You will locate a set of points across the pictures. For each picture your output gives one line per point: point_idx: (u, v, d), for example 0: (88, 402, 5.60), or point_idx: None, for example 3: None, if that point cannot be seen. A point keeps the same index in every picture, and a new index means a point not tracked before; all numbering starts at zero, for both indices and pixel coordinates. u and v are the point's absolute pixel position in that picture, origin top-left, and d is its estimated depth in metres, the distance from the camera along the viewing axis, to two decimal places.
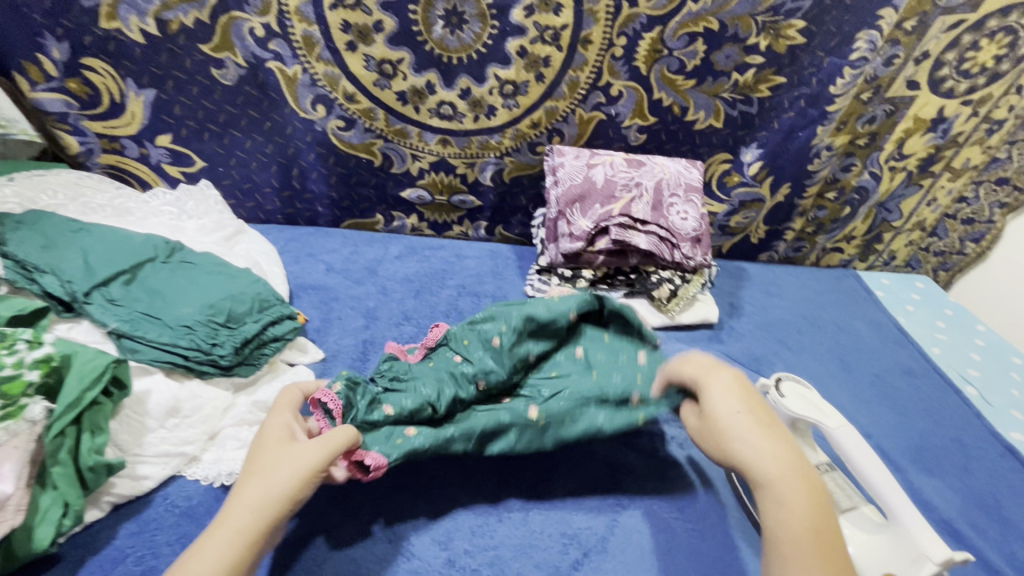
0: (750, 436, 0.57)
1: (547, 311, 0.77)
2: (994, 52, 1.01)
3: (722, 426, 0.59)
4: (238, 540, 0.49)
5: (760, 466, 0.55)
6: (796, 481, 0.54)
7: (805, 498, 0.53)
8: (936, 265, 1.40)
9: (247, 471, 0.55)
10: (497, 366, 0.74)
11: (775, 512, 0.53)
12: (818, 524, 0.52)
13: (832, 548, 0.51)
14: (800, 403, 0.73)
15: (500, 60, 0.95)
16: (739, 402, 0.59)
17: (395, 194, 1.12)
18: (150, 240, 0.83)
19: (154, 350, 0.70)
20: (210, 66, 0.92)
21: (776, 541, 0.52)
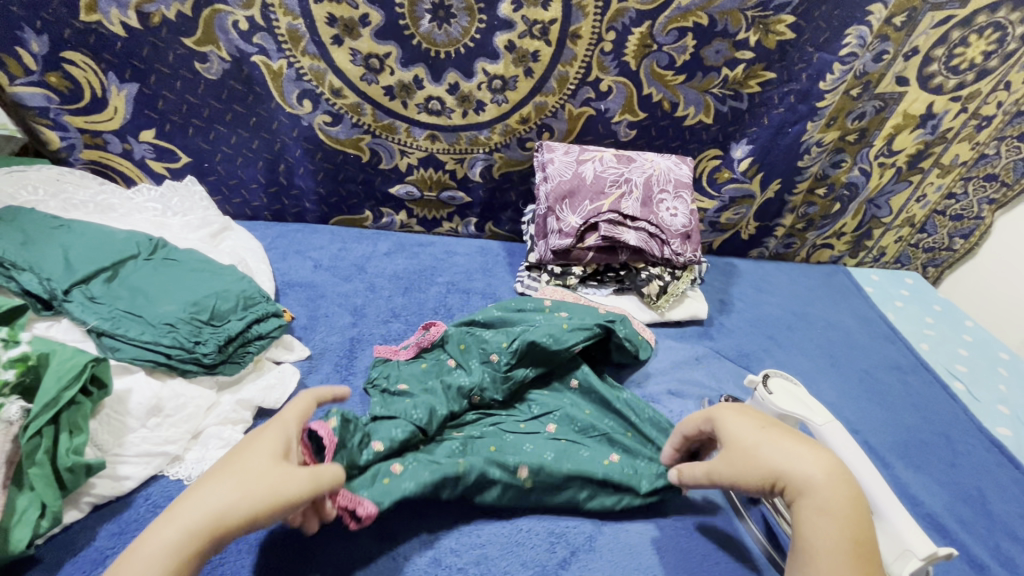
0: (786, 449, 0.58)
1: (552, 342, 0.79)
2: (983, 48, 1.01)
3: (756, 443, 0.59)
4: (183, 541, 0.47)
5: (800, 478, 0.56)
6: (836, 489, 0.55)
7: (842, 503, 0.55)
8: (925, 261, 1.41)
9: (220, 471, 0.52)
10: (492, 386, 0.78)
11: (818, 523, 0.54)
12: (859, 532, 0.53)
13: (870, 556, 0.53)
14: (788, 401, 0.73)
15: (488, 54, 0.94)
16: (754, 423, 0.62)
17: (383, 190, 1.11)
18: (133, 237, 0.82)
19: (135, 349, 0.69)
20: (193, 60, 0.90)
21: (820, 553, 0.53)
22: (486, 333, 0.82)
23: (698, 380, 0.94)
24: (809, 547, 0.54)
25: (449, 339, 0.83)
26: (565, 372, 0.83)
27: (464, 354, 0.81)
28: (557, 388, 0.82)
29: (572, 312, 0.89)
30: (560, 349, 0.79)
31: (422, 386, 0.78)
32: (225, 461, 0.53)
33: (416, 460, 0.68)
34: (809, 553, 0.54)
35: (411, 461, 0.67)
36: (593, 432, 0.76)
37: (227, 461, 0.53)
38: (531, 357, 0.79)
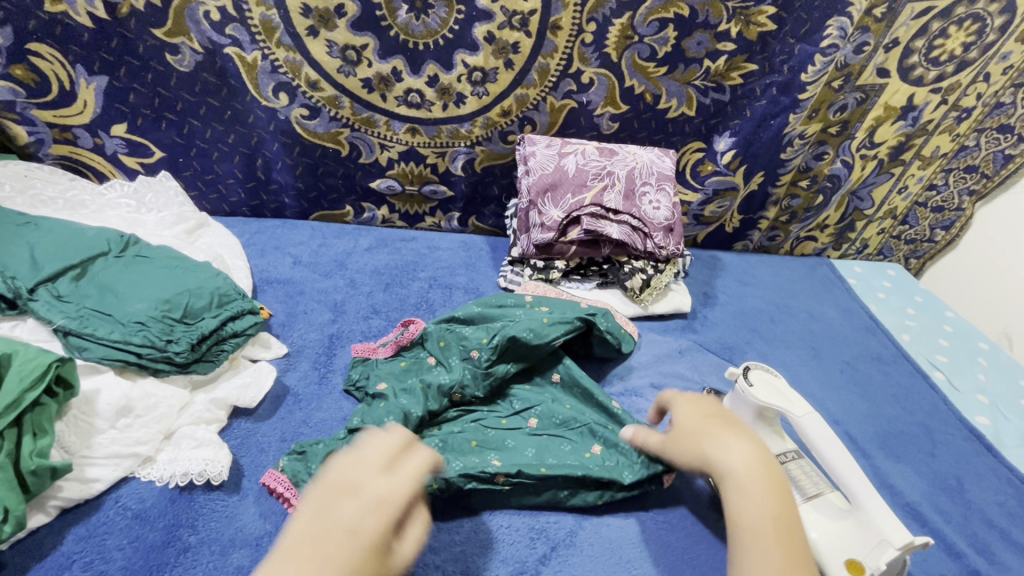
0: (716, 434, 0.60)
1: (533, 335, 0.78)
2: (962, 40, 1.01)
3: (692, 429, 0.62)
4: None
5: (725, 460, 0.58)
6: (758, 471, 0.56)
7: (766, 488, 0.55)
8: (907, 253, 1.42)
9: (328, 564, 0.41)
10: (473, 382, 0.77)
11: (737, 500, 0.55)
12: (778, 510, 0.53)
13: (792, 535, 0.52)
14: (767, 391, 0.73)
15: (468, 46, 0.92)
16: (700, 408, 0.65)
17: (364, 185, 1.09)
18: (103, 233, 0.80)
19: (104, 349, 0.68)
20: (164, 52, 0.88)
21: (739, 529, 0.53)
22: (466, 330, 0.82)
23: (680, 373, 0.94)
24: (731, 525, 0.54)
25: (429, 336, 0.82)
26: (547, 368, 0.83)
27: (444, 351, 0.80)
28: (539, 383, 0.82)
29: (553, 306, 0.89)
30: (541, 343, 0.78)
31: (402, 384, 0.76)
32: (334, 550, 0.42)
33: None
34: (732, 531, 0.54)
35: None
36: (575, 424, 0.75)
37: (329, 538, 0.43)
38: (512, 353, 0.79)
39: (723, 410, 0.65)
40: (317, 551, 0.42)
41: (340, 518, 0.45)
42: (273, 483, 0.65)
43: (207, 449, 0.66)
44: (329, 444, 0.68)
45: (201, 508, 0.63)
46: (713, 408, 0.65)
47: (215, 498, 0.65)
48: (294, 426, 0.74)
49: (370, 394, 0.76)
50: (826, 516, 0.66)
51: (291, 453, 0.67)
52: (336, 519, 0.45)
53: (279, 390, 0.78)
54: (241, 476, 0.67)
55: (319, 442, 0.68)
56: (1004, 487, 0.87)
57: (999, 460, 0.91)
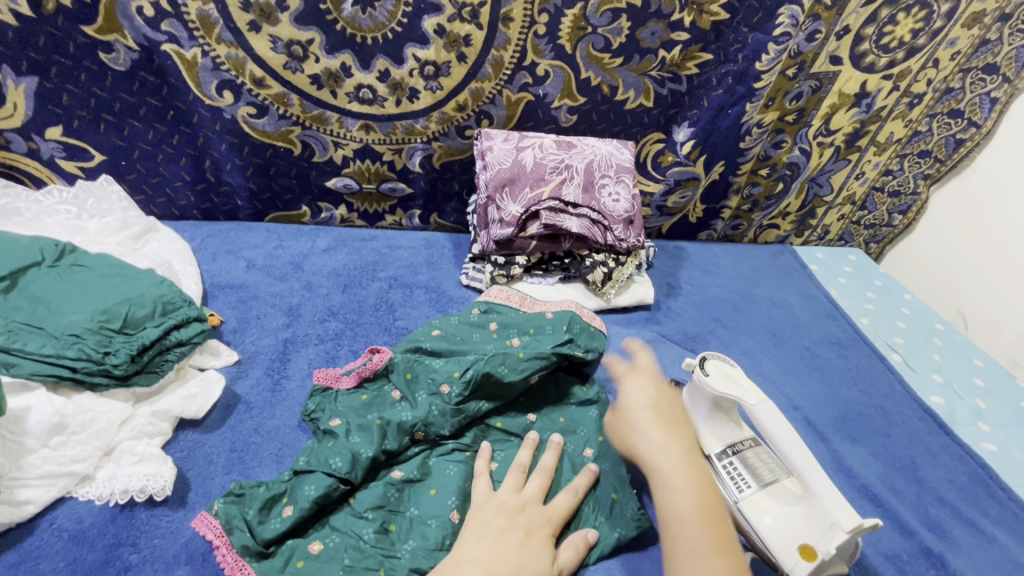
0: (653, 435, 0.68)
1: (511, 373, 0.74)
2: (910, 26, 1.02)
3: (637, 430, 0.69)
4: None
5: (655, 457, 0.66)
6: (684, 469, 0.64)
7: (688, 479, 0.63)
8: (867, 238, 1.44)
9: (510, 551, 0.58)
10: (439, 419, 0.71)
11: (667, 494, 0.62)
12: (704, 498, 0.61)
13: (715, 520, 0.60)
14: (720, 379, 0.73)
15: (418, 39, 0.90)
16: (647, 405, 0.72)
17: (320, 184, 1.06)
18: (36, 242, 0.76)
19: (35, 364, 0.64)
20: (97, 50, 0.84)
21: (671, 521, 0.60)
22: (435, 361, 0.77)
23: None
24: (663, 518, 0.61)
25: (394, 368, 0.77)
26: (526, 407, 0.78)
27: (411, 384, 0.75)
28: (514, 417, 0.76)
29: (530, 334, 0.86)
30: (515, 379, 0.74)
31: (358, 421, 0.71)
32: (508, 545, 0.59)
33: (341, 537, 0.61)
34: (665, 523, 0.61)
35: (333, 538, 0.61)
36: None
37: (509, 534, 0.60)
38: (485, 390, 0.74)
39: (670, 409, 0.72)
40: (499, 543, 0.59)
41: (513, 523, 0.61)
42: (203, 528, 0.61)
43: (149, 464, 0.63)
44: (272, 486, 0.64)
45: (144, 525, 0.61)
46: (666, 405, 0.72)
47: (159, 514, 0.62)
48: (245, 435, 0.72)
49: (321, 430, 0.71)
50: (781, 504, 0.67)
51: (227, 496, 0.62)
52: (510, 525, 0.61)
53: (229, 399, 0.76)
54: (187, 490, 0.65)
55: (260, 484, 0.64)
56: (956, 465, 0.89)
57: (952, 438, 0.93)
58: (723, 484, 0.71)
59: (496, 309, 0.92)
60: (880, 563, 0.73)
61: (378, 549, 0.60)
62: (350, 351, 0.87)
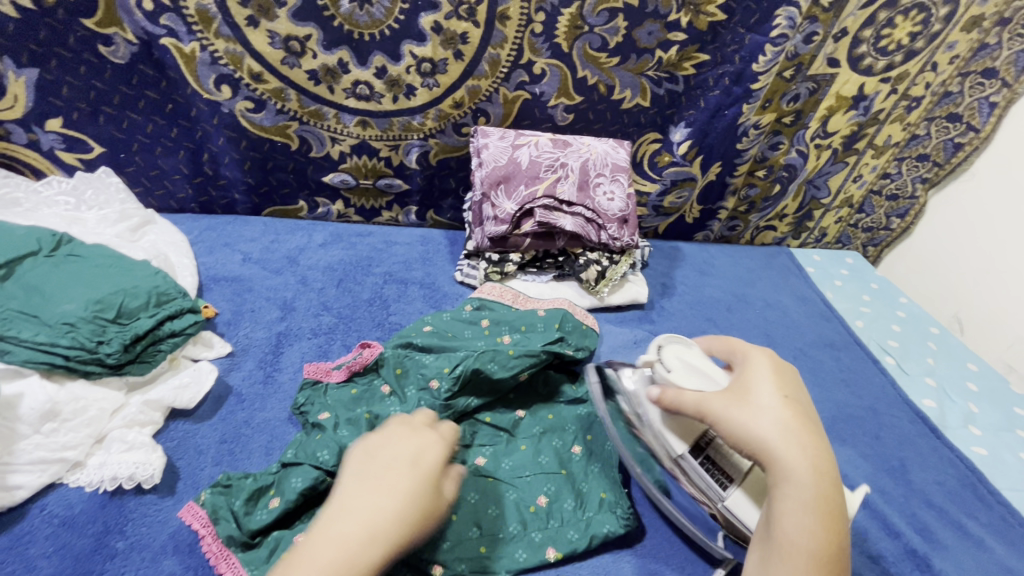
0: (788, 431, 0.53)
1: (501, 369, 0.75)
2: (909, 29, 1.02)
3: (755, 403, 0.55)
4: (356, 538, 0.48)
5: (802, 468, 0.51)
6: (826, 493, 0.51)
7: (829, 511, 0.50)
8: (865, 241, 1.44)
9: (396, 482, 0.52)
10: (427, 413, 0.72)
11: (798, 520, 0.50)
12: (836, 536, 0.50)
13: (841, 561, 0.50)
14: (689, 373, 0.60)
15: (415, 36, 0.91)
16: (779, 383, 0.58)
17: (317, 179, 1.07)
18: (33, 232, 0.77)
19: (29, 351, 0.65)
20: (97, 43, 0.85)
21: (798, 554, 0.49)
22: (426, 357, 0.77)
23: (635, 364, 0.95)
24: (787, 546, 0.49)
25: (385, 363, 0.78)
26: (515, 403, 0.80)
27: (400, 379, 0.76)
28: (503, 413, 0.78)
29: (521, 332, 0.87)
30: (503, 375, 0.75)
31: (348, 414, 0.72)
32: (396, 475, 0.53)
33: None
34: (788, 552, 0.49)
35: None
36: (526, 470, 0.72)
37: (395, 464, 0.54)
38: (473, 385, 0.75)
39: (805, 406, 0.57)
40: (384, 476, 0.53)
41: (399, 453, 0.56)
42: (190, 518, 0.61)
43: (139, 452, 0.64)
44: (258, 478, 0.64)
45: (132, 513, 0.62)
46: (799, 393, 0.58)
47: (148, 502, 0.63)
48: (235, 426, 0.73)
49: (310, 423, 0.72)
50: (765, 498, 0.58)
51: (215, 486, 0.63)
52: (396, 454, 0.55)
53: (221, 390, 0.77)
54: (176, 479, 0.66)
55: (248, 476, 0.64)
56: (946, 468, 0.89)
57: (942, 441, 0.93)
58: (705, 482, 0.60)
59: (488, 306, 0.93)
60: (865, 562, 0.73)
61: None
62: (343, 346, 0.88)
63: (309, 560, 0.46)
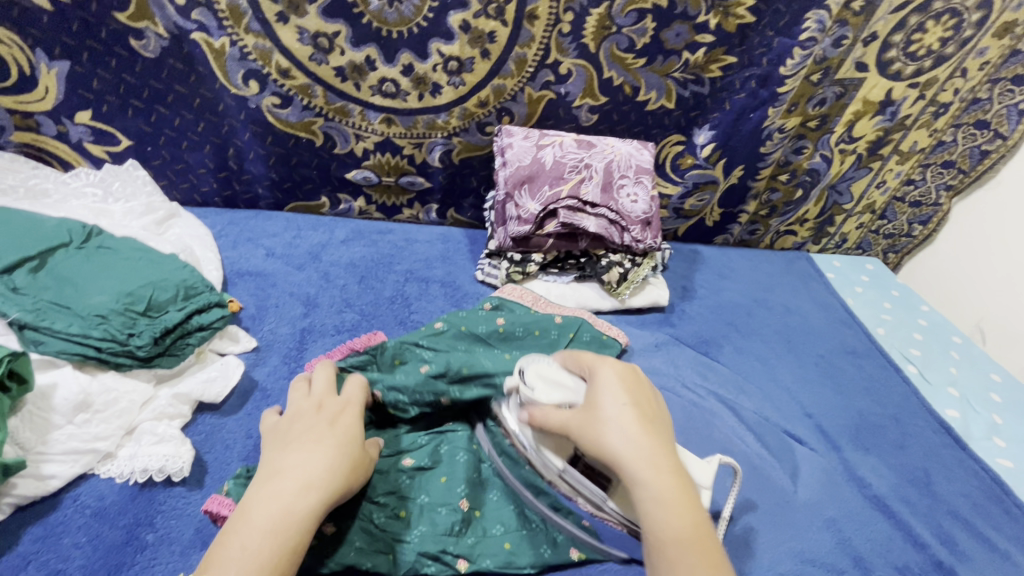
0: (633, 433, 0.57)
1: (494, 365, 0.73)
2: (939, 35, 1.01)
3: (603, 414, 0.59)
4: (298, 489, 0.53)
5: (647, 468, 0.55)
6: (671, 481, 0.55)
7: (681, 499, 0.54)
8: (885, 248, 1.43)
9: (324, 438, 0.58)
10: (404, 385, 0.72)
11: (657, 515, 0.53)
12: (693, 518, 0.54)
13: (708, 541, 0.53)
14: (545, 389, 0.64)
15: (443, 34, 0.91)
16: (622, 392, 0.60)
17: (340, 175, 1.07)
18: (64, 224, 0.78)
19: (62, 343, 0.66)
20: (128, 37, 0.86)
21: (664, 546, 0.52)
22: (428, 351, 0.78)
23: (656, 367, 0.95)
24: (653, 541, 0.53)
25: (386, 351, 0.77)
26: None
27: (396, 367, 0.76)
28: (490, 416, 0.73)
29: (535, 337, 0.87)
30: (496, 372, 0.73)
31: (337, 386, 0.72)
32: (321, 433, 0.59)
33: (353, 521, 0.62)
34: (655, 547, 0.52)
35: (345, 521, 0.62)
36: None
37: (317, 426, 0.60)
38: (464, 379, 0.72)
39: (648, 404, 0.62)
40: (312, 435, 0.59)
41: (317, 419, 0.61)
42: (216, 508, 0.59)
43: (169, 444, 0.64)
44: None
45: (161, 505, 0.62)
46: (642, 394, 0.62)
47: (176, 494, 0.63)
48: (261, 422, 0.73)
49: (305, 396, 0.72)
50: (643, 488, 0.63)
51: (238, 477, 0.62)
52: (314, 420, 0.61)
53: (247, 385, 0.77)
54: (204, 473, 0.66)
55: None
56: (970, 479, 0.88)
57: (966, 452, 0.92)
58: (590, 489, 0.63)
59: (507, 306, 0.93)
60: (888, 572, 0.73)
61: (387, 533, 0.62)
62: None
63: (249, 520, 0.51)
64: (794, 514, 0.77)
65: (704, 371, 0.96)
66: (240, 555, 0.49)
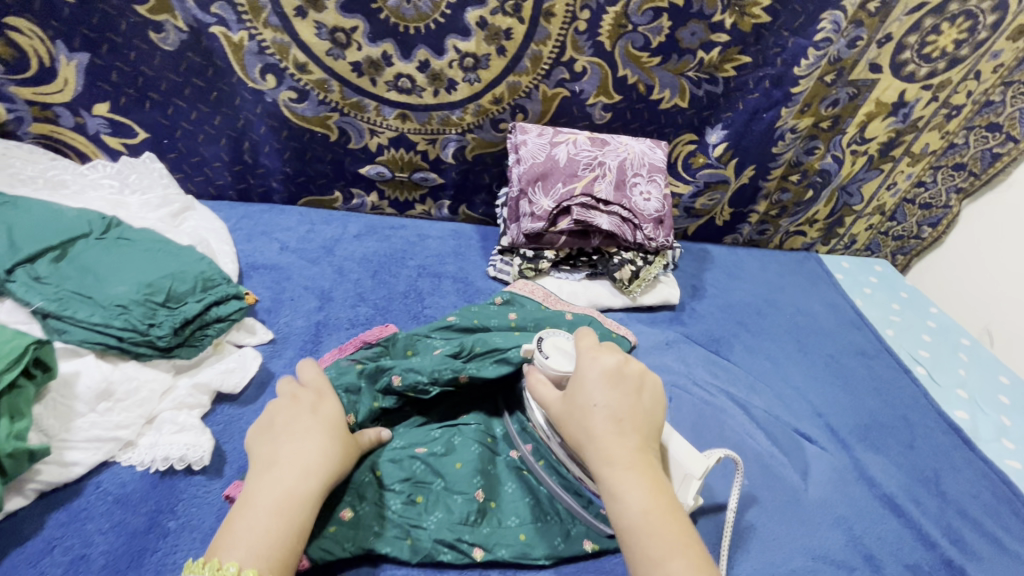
0: (604, 421, 0.57)
1: (504, 341, 0.76)
2: (954, 37, 1.01)
3: (574, 403, 0.60)
4: (298, 475, 0.55)
5: (605, 458, 0.56)
6: (629, 472, 0.55)
7: (638, 490, 0.54)
8: (894, 249, 1.43)
9: (311, 427, 0.60)
10: (420, 366, 0.72)
11: (613, 503, 0.54)
12: (651, 509, 0.53)
13: (667, 532, 0.52)
14: (557, 363, 0.66)
15: (460, 31, 0.91)
16: (597, 382, 0.60)
17: (354, 170, 1.08)
18: (84, 215, 0.78)
19: (85, 332, 0.67)
20: (148, 30, 0.86)
21: (619, 532, 0.53)
22: (437, 342, 0.80)
23: (667, 365, 0.95)
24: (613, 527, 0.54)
25: (398, 342, 0.79)
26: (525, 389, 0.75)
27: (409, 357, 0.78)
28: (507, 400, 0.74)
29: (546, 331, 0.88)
30: (508, 347, 0.75)
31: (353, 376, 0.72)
32: (308, 423, 0.60)
33: (370, 508, 0.63)
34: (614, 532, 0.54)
35: (363, 508, 0.63)
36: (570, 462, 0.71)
37: (300, 417, 0.61)
38: (478, 356, 0.74)
39: (627, 392, 0.60)
40: (300, 426, 0.60)
41: (299, 411, 0.61)
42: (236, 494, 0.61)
43: (189, 433, 0.65)
44: None
45: (182, 493, 0.63)
46: (620, 381, 0.60)
47: (197, 483, 0.64)
48: None
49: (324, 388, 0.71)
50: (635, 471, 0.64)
51: None
52: (295, 412, 0.61)
53: (264, 376, 0.78)
54: (223, 462, 0.67)
55: None
56: (979, 479, 0.88)
57: (975, 453, 0.92)
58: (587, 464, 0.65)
59: (518, 300, 0.94)
60: (899, 570, 0.74)
61: (404, 520, 0.64)
62: None
63: (256, 508, 0.52)
64: (805, 512, 0.77)
65: (715, 369, 0.97)
66: (249, 538, 0.50)
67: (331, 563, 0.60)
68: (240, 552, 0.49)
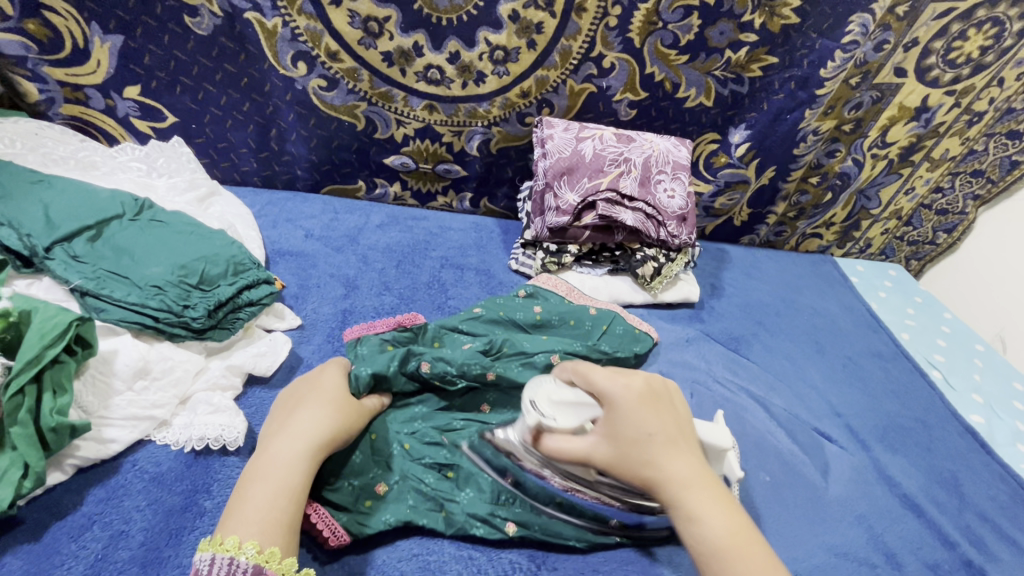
0: (662, 448, 0.57)
1: (532, 346, 0.80)
2: (980, 43, 1.02)
3: (625, 440, 0.58)
4: (283, 441, 0.57)
5: (675, 484, 0.56)
6: (702, 492, 0.56)
7: (714, 507, 0.55)
8: (908, 254, 1.44)
9: (304, 399, 0.62)
10: (453, 360, 0.74)
11: (694, 528, 0.54)
12: (733, 524, 0.54)
13: (751, 541, 0.53)
14: (563, 413, 0.62)
15: (492, 23, 0.92)
16: (642, 410, 0.59)
17: (378, 160, 1.08)
18: (117, 196, 0.78)
19: (121, 311, 0.67)
20: (183, 14, 0.86)
21: (708, 556, 0.53)
22: (464, 337, 0.81)
23: (688, 362, 0.96)
24: (696, 551, 0.54)
25: (426, 333, 0.80)
26: None
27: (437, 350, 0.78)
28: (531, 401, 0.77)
29: (569, 326, 0.89)
30: (536, 354, 0.79)
31: (384, 359, 0.71)
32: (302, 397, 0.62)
33: (403, 482, 0.66)
34: (700, 558, 0.53)
35: (397, 481, 0.66)
36: None
37: (298, 394, 0.63)
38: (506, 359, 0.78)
39: (668, 414, 0.60)
40: (295, 401, 0.62)
41: (298, 390, 0.64)
42: None
43: (223, 415, 0.65)
44: None
45: (217, 474, 0.63)
46: (658, 406, 0.61)
47: (231, 464, 0.64)
48: None
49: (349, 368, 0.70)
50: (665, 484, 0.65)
51: None
52: (296, 391, 0.64)
53: (293, 361, 0.78)
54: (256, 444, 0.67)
55: None
56: (995, 482, 0.89)
57: (992, 457, 0.93)
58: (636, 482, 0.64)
59: (542, 294, 0.93)
60: (920, 569, 0.74)
61: (438, 493, 0.66)
62: None
63: (248, 477, 0.55)
64: (826, 509, 0.78)
65: (735, 367, 0.97)
66: (241, 503, 0.52)
67: (369, 537, 0.63)
68: (239, 517, 0.51)
